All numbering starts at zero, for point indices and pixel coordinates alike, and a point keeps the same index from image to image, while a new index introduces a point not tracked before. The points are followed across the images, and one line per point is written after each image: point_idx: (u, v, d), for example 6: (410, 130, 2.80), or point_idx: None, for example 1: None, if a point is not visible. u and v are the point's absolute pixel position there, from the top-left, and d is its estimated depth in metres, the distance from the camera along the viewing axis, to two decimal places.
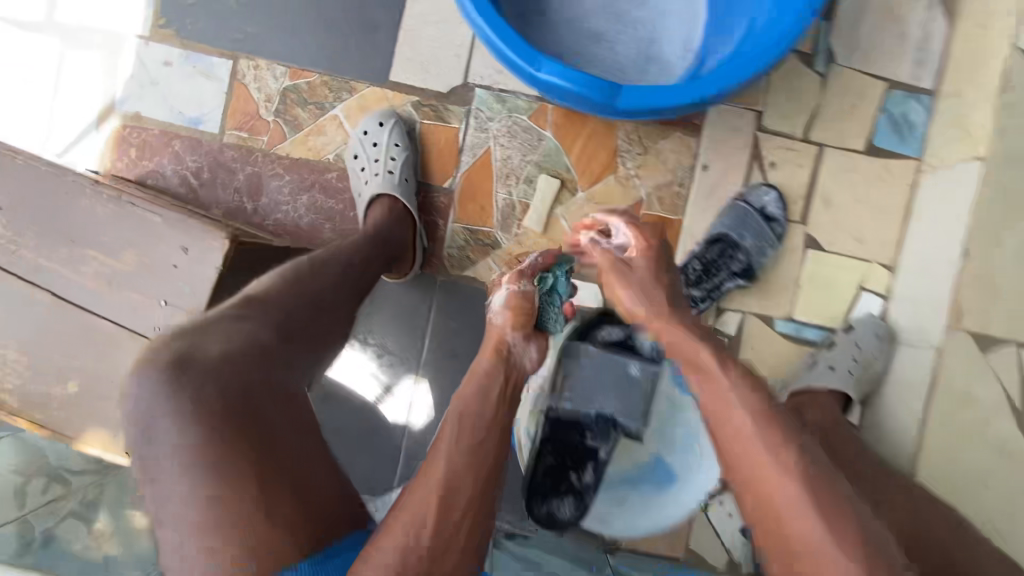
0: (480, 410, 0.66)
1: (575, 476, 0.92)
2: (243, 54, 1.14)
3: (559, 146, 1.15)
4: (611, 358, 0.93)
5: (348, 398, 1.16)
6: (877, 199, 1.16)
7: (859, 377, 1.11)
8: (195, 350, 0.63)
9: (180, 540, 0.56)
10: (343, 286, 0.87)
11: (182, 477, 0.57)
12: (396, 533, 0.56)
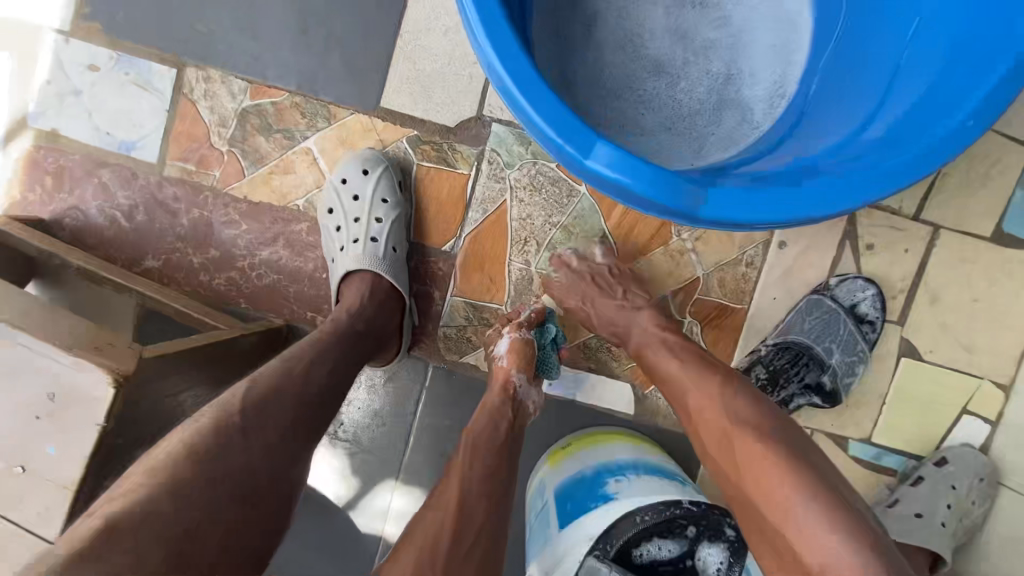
0: (488, 426, 0.70)
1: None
2: (190, 60, 0.87)
3: (595, 206, 0.89)
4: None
5: (309, 502, 0.94)
6: (1000, 300, 0.90)
7: (952, 530, 0.89)
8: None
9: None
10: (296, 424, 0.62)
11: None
12: (419, 535, 0.60)
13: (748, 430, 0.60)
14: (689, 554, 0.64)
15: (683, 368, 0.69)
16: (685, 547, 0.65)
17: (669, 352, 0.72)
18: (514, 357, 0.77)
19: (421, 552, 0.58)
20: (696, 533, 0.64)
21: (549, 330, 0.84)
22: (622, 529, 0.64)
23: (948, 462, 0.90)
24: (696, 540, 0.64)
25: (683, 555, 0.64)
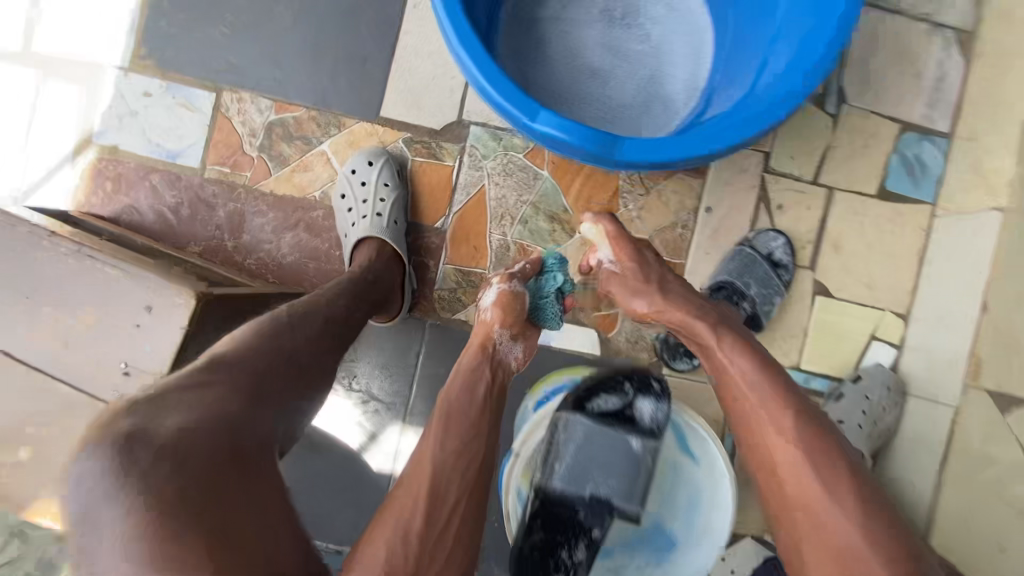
0: (464, 396, 0.76)
1: (566, 552, 0.74)
2: (227, 86, 1.09)
3: (556, 186, 1.10)
4: (609, 432, 0.75)
5: (330, 447, 1.10)
6: (890, 245, 1.11)
7: (868, 432, 1.06)
8: (149, 426, 0.53)
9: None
10: (326, 337, 0.79)
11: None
12: (393, 518, 0.64)
13: (795, 445, 0.67)
14: (630, 404, 0.78)
15: (749, 371, 0.74)
16: (624, 400, 0.79)
17: (744, 347, 0.76)
18: (496, 310, 0.87)
19: (395, 537, 0.62)
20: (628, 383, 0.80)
21: (545, 284, 0.94)
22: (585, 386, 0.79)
23: (862, 378, 1.08)
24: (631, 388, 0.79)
25: (623, 406, 0.78)
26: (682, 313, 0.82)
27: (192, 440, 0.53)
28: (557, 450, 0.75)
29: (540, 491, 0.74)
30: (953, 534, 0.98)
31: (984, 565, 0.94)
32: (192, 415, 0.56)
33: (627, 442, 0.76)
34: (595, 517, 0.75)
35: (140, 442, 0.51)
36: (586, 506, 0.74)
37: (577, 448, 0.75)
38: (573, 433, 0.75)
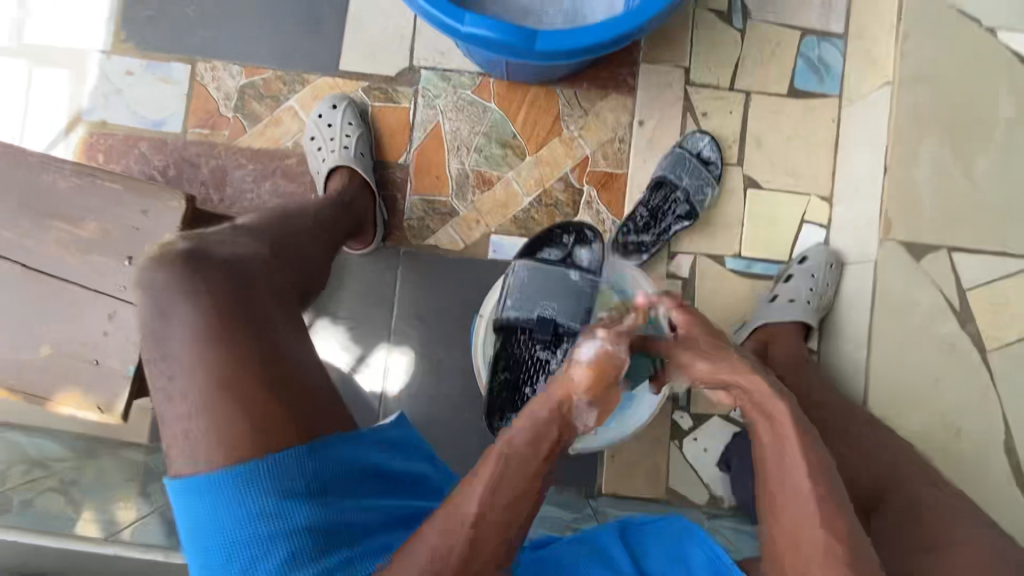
0: (526, 447, 0.63)
1: (531, 390, 0.90)
2: (201, 58, 1.22)
3: (504, 116, 1.23)
4: (548, 268, 0.94)
5: (323, 372, 1.19)
6: (807, 136, 1.24)
7: (817, 305, 1.16)
8: (207, 246, 0.65)
9: (190, 414, 0.57)
10: (319, 232, 0.91)
11: (191, 355, 0.58)
12: (414, 559, 0.56)
13: (840, 545, 0.60)
14: (571, 255, 0.96)
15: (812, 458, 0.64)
16: (565, 252, 0.97)
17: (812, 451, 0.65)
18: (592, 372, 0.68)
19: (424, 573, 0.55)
20: (570, 238, 0.97)
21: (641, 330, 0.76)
22: (529, 245, 0.97)
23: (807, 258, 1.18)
24: (573, 242, 0.97)
25: (565, 256, 0.96)
26: (763, 386, 0.70)
27: (239, 262, 0.66)
28: (507, 289, 0.91)
29: (502, 335, 0.90)
30: (891, 375, 1.07)
31: (923, 398, 1.06)
32: (234, 248, 0.68)
33: (566, 274, 0.94)
34: (549, 349, 0.90)
35: (202, 257, 0.63)
36: (535, 327, 0.89)
37: (534, 282, 0.92)
38: (518, 274, 0.92)
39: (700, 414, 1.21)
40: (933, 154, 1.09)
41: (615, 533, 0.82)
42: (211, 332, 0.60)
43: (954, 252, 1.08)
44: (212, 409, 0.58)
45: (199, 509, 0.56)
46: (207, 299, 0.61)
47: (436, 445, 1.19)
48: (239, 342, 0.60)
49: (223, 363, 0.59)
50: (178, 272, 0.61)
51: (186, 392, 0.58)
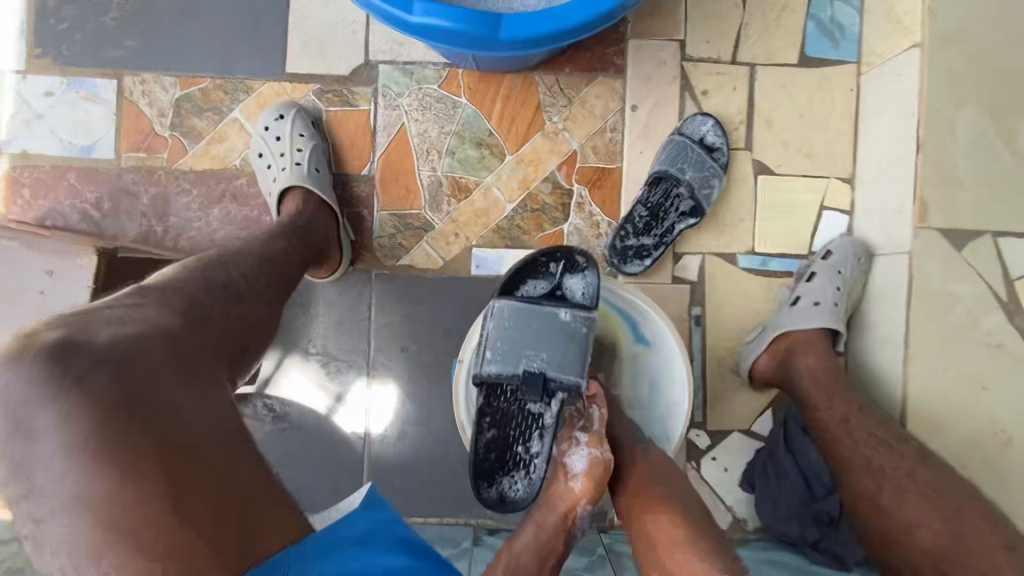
0: (533, 560, 0.69)
1: (524, 447, 0.84)
2: (127, 71, 1.06)
3: (477, 111, 1.08)
4: (534, 309, 0.80)
5: (298, 415, 1.07)
6: (822, 110, 1.09)
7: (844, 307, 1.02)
8: (83, 334, 0.50)
9: (75, 569, 0.45)
10: (264, 271, 0.77)
11: (67, 487, 0.45)
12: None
13: None
14: (559, 285, 0.83)
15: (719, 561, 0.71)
16: (554, 283, 0.84)
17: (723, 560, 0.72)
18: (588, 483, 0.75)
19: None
20: (558, 266, 0.83)
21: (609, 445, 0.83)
22: (510, 277, 0.84)
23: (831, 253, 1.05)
24: (560, 272, 0.83)
25: (554, 288, 0.83)
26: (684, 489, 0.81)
27: (129, 345, 0.52)
28: (485, 338, 0.78)
29: (486, 390, 0.81)
30: (928, 381, 0.95)
31: (966, 405, 0.94)
32: (128, 326, 0.54)
33: (555, 313, 0.80)
34: (541, 402, 0.82)
35: (75, 350, 0.49)
36: (519, 383, 0.78)
37: (518, 328, 0.80)
38: (498, 319, 0.79)
39: (717, 431, 1.09)
40: (972, 124, 0.94)
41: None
42: (84, 454, 0.45)
43: (1001, 237, 0.94)
44: (104, 557, 0.45)
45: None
46: (79, 411, 0.46)
47: (429, 486, 1.08)
48: (122, 460, 0.46)
49: (116, 496, 0.45)
50: (38, 378, 0.46)
51: (66, 536, 0.45)
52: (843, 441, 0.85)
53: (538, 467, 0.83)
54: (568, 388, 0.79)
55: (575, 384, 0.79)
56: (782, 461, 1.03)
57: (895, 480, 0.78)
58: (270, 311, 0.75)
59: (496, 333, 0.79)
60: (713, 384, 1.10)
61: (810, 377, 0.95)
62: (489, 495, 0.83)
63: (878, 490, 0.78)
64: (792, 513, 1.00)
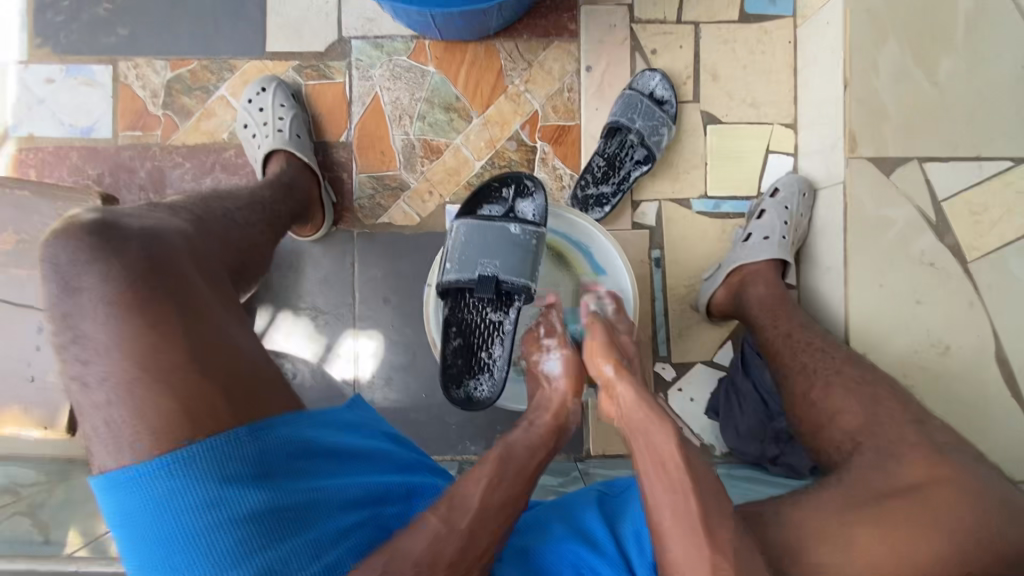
0: (526, 453, 0.71)
1: (487, 353, 0.92)
2: (121, 56, 1.16)
3: (444, 78, 1.17)
4: (486, 224, 0.92)
5: (291, 367, 1.16)
6: (763, 62, 1.18)
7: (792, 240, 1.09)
8: (115, 220, 0.61)
9: (111, 401, 0.53)
10: (256, 209, 0.88)
11: (107, 332, 0.55)
12: (413, 546, 0.59)
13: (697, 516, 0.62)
14: (511, 207, 0.94)
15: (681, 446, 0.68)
16: (508, 207, 0.95)
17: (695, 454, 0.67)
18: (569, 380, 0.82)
19: (420, 565, 0.57)
20: (509, 191, 0.95)
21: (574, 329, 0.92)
22: (468, 202, 0.96)
23: (778, 190, 1.12)
24: (512, 196, 0.95)
25: (508, 210, 0.94)
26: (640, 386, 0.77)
27: (155, 233, 0.62)
28: (446, 251, 0.92)
29: (450, 300, 0.92)
30: (871, 299, 1.03)
31: (907, 321, 1.02)
32: (151, 221, 0.65)
33: (505, 227, 0.91)
34: (500, 309, 0.92)
35: (112, 229, 0.59)
36: (475, 286, 0.90)
37: (474, 240, 0.92)
38: (457, 234, 0.92)
39: (682, 363, 1.18)
40: (894, 61, 1.03)
41: (591, 501, 0.79)
42: (120, 303, 0.55)
43: (926, 163, 1.03)
44: (134, 387, 0.53)
45: (130, 502, 0.51)
46: (115, 272, 0.57)
47: (415, 427, 1.15)
48: (152, 309, 0.56)
49: (139, 342, 0.54)
50: (82, 246, 0.57)
51: (105, 373, 0.54)
52: (783, 351, 0.93)
53: (500, 367, 0.91)
54: (515, 291, 0.90)
55: (524, 285, 0.90)
56: (741, 384, 1.09)
57: (825, 378, 0.86)
58: (257, 248, 0.83)
59: (458, 246, 0.92)
60: (675, 321, 1.18)
61: (757, 302, 1.04)
62: (458, 397, 0.92)
63: (811, 388, 0.86)
64: (753, 434, 1.05)
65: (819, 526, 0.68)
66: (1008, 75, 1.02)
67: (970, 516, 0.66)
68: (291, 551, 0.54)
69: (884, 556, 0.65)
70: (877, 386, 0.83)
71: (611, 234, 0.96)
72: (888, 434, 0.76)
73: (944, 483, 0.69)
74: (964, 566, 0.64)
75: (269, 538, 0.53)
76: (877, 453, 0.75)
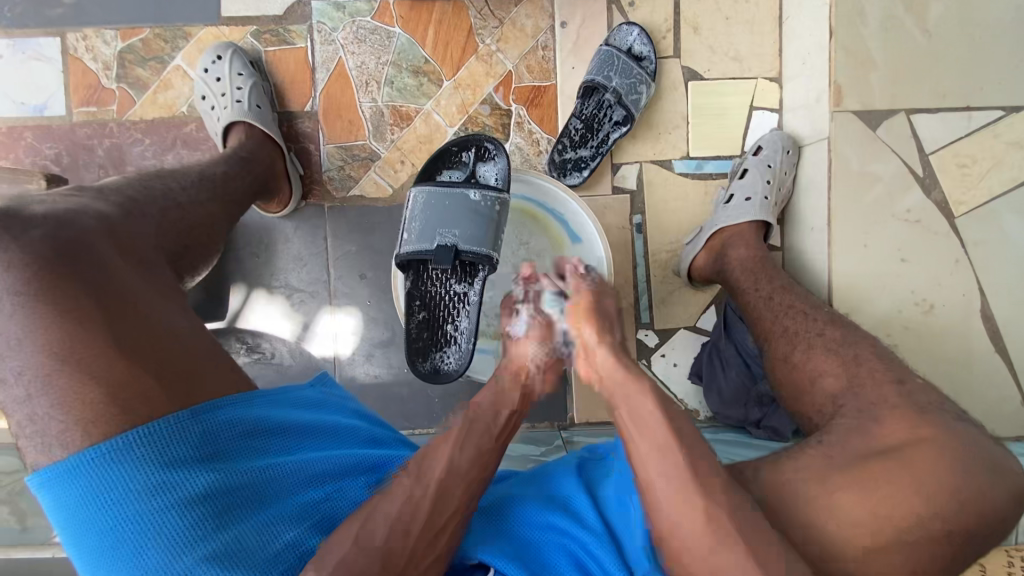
0: (496, 410, 0.68)
1: (452, 325, 0.91)
2: (68, 27, 1.09)
3: (410, 40, 1.11)
4: (445, 191, 0.89)
5: (270, 346, 1.14)
6: (746, 12, 1.12)
7: (774, 201, 1.06)
8: (21, 210, 0.62)
9: (32, 394, 0.53)
10: (203, 188, 0.86)
11: (20, 324, 0.54)
12: (389, 510, 0.58)
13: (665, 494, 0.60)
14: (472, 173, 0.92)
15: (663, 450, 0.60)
16: (468, 174, 0.93)
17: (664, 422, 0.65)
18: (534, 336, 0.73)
19: (395, 528, 0.56)
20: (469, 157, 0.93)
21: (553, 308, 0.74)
22: (428, 167, 0.94)
23: (761, 149, 1.08)
24: (472, 161, 0.93)
25: (468, 178, 0.93)
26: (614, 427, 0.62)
27: (65, 220, 0.62)
28: (405, 221, 0.90)
29: (413, 273, 0.90)
30: (854, 259, 1.01)
31: (890, 279, 1.00)
32: (65, 207, 0.65)
33: (464, 194, 0.88)
34: (464, 281, 0.91)
35: (14, 219, 0.59)
36: (433, 259, 0.87)
37: (434, 209, 0.89)
38: (416, 203, 0.89)
39: (664, 329, 1.16)
40: (880, 7, 0.98)
41: (573, 470, 0.77)
42: (29, 295, 0.55)
43: (913, 114, 0.99)
44: (52, 378, 0.53)
45: (68, 498, 0.50)
46: (19, 264, 0.57)
47: (398, 402, 1.14)
48: (68, 301, 0.56)
49: (55, 336, 0.54)
50: None
51: (22, 367, 0.54)
52: (765, 316, 0.91)
53: (465, 339, 0.89)
54: (477, 260, 0.88)
55: (486, 256, 0.87)
56: (723, 348, 1.06)
57: (807, 341, 0.84)
58: (202, 228, 0.82)
59: (419, 216, 0.89)
60: (656, 286, 1.16)
61: (737, 265, 1.01)
62: (424, 371, 0.89)
63: (792, 351, 0.84)
64: (737, 398, 1.04)
65: (799, 491, 0.65)
66: (1002, 18, 0.97)
67: (953, 476, 0.63)
68: (240, 532, 0.53)
69: (860, 516, 0.62)
70: (856, 345, 0.81)
71: (582, 199, 0.94)
72: (870, 394, 0.74)
73: (926, 442, 0.66)
74: (943, 525, 0.61)
75: (221, 519, 0.53)
76: (857, 414, 0.72)
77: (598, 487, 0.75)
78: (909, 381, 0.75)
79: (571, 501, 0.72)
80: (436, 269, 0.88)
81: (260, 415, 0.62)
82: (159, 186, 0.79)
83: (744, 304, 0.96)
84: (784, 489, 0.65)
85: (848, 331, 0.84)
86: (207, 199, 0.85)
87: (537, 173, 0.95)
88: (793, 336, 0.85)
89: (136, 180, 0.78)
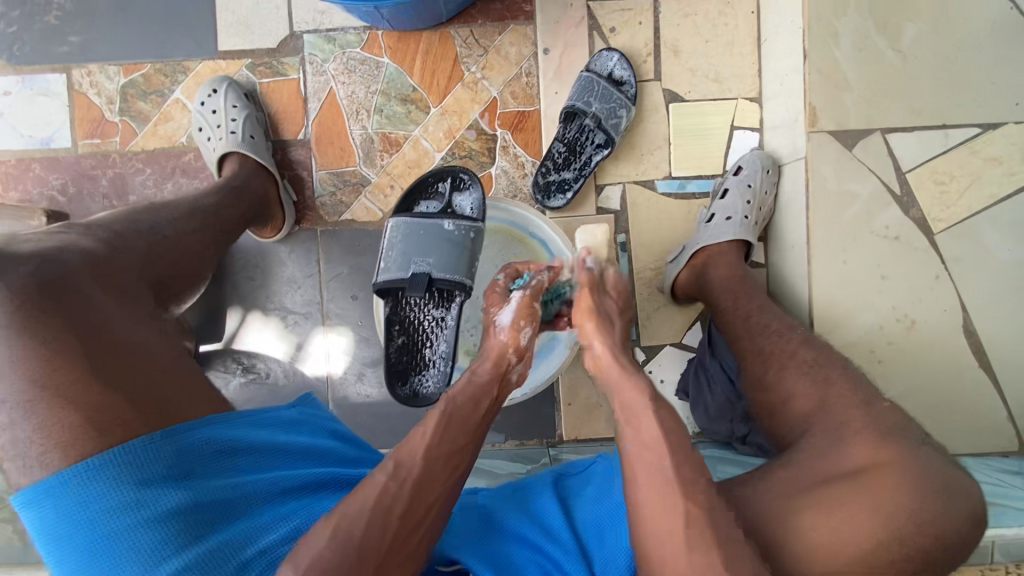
0: (469, 402, 0.70)
1: (430, 349, 0.93)
2: (74, 64, 1.15)
3: (399, 69, 1.15)
4: (420, 221, 0.92)
5: (265, 366, 1.17)
6: (726, 35, 1.14)
7: (755, 219, 1.08)
8: (17, 247, 0.66)
9: (15, 421, 0.56)
10: (196, 217, 0.90)
11: (7, 355, 0.58)
12: (361, 505, 0.59)
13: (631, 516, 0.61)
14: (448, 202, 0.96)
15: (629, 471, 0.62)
16: (444, 204, 0.96)
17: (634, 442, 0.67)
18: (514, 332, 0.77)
19: (372, 521, 0.58)
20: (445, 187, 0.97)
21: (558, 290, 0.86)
22: (405, 196, 0.97)
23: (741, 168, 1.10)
24: (448, 191, 0.97)
25: (444, 207, 0.96)
26: None
27: (58, 256, 0.66)
28: (383, 250, 0.93)
29: (391, 299, 0.93)
30: (834, 277, 1.02)
31: (871, 295, 1.01)
32: (59, 242, 0.69)
33: (438, 225, 0.92)
34: (441, 306, 0.93)
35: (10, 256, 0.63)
36: (408, 286, 0.90)
37: (411, 238, 0.92)
38: (393, 232, 0.93)
39: (650, 346, 1.18)
40: (853, 29, 1.00)
41: (553, 484, 0.79)
42: (19, 329, 0.59)
43: (889, 134, 1.01)
44: (37, 405, 0.56)
45: (49, 515, 0.54)
46: (9, 298, 0.60)
47: (389, 420, 1.17)
48: (52, 335, 0.60)
49: (39, 366, 0.58)
50: None
51: (9, 395, 0.57)
52: (742, 335, 0.92)
53: (442, 363, 0.92)
54: (450, 287, 0.91)
55: (459, 282, 0.90)
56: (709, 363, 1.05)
57: (781, 361, 0.85)
58: (191, 258, 0.85)
59: (396, 245, 0.92)
60: (641, 304, 1.18)
61: (717, 284, 1.03)
62: (403, 394, 0.92)
63: (767, 372, 0.85)
64: (722, 413, 1.03)
65: (764, 512, 0.66)
66: (974, 37, 0.98)
67: (915, 498, 0.64)
68: (214, 543, 0.56)
69: (821, 538, 0.63)
70: (828, 365, 0.82)
71: (556, 225, 0.97)
72: (838, 415, 0.75)
73: (889, 464, 0.67)
74: (901, 548, 0.62)
75: (195, 532, 0.56)
76: (826, 436, 0.73)
77: (574, 500, 0.76)
78: (879, 402, 0.76)
79: (549, 514, 0.74)
80: (411, 296, 0.91)
81: (234, 435, 0.65)
82: (150, 218, 0.83)
83: (724, 322, 0.97)
84: (749, 510, 0.67)
85: (821, 351, 0.85)
86: (197, 228, 0.89)
87: (512, 202, 0.98)
88: (767, 356, 0.87)
89: (129, 214, 0.82)
